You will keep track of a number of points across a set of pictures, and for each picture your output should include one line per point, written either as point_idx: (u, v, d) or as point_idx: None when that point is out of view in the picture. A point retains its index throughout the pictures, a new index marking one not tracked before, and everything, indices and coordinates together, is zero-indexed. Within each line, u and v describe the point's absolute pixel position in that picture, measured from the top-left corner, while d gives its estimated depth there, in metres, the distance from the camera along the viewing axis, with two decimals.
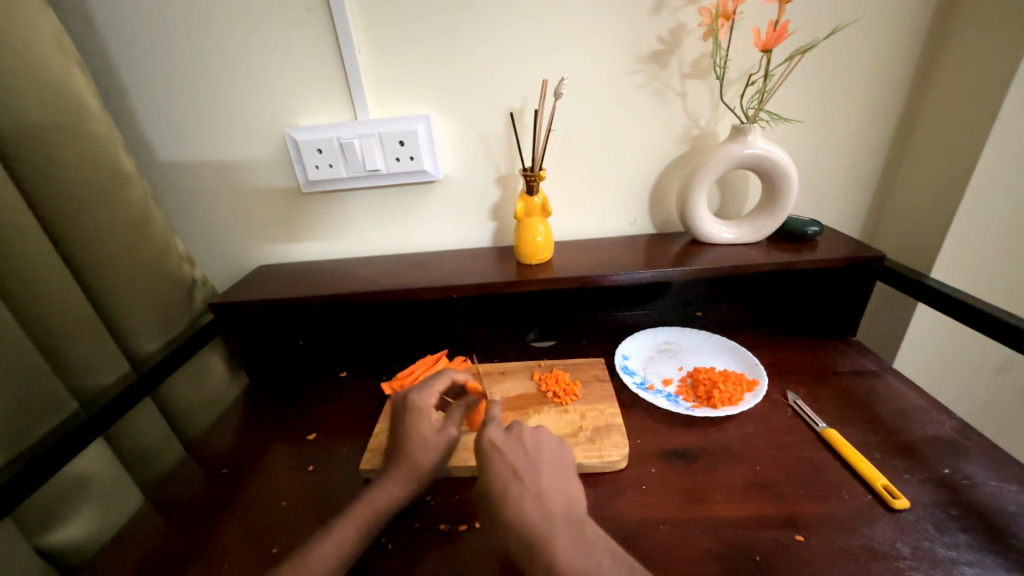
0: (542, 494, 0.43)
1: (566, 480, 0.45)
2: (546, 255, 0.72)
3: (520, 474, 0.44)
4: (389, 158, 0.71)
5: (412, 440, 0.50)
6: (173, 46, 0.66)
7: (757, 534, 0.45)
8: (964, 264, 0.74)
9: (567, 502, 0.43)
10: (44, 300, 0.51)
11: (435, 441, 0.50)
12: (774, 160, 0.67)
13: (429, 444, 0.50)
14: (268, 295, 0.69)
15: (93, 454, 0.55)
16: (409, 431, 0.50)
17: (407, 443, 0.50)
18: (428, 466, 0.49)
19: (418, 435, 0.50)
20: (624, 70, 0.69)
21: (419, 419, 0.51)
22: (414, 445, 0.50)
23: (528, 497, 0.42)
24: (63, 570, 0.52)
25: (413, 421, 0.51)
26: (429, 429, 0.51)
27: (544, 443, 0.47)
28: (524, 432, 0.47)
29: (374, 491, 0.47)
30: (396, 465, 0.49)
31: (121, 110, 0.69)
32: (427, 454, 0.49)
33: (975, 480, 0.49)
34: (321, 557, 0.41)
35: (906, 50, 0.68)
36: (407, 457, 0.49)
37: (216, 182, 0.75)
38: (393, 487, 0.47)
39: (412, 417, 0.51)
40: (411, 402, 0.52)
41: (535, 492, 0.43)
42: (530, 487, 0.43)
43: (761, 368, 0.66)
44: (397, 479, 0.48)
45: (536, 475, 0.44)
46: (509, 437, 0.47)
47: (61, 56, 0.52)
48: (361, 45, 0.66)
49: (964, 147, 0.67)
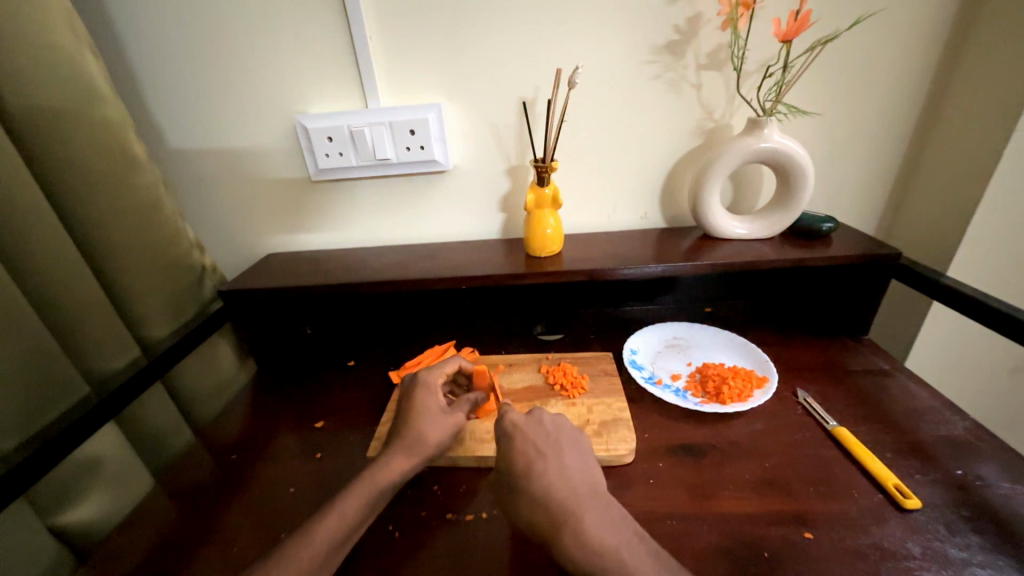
0: (567, 475, 0.43)
1: (586, 461, 0.46)
2: (556, 247, 0.72)
3: (544, 450, 0.45)
4: (400, 148, 0.71)
5: (420, 417, 0.50)
6: (184, 30, 0.65)
7: (765, 530, 0.45)
8: (981, 263, 0.73)
9: (589, 481, 0.44)
10: (57, 281, 0.51)
11: (444, 418, 0.51)
12: (790, 154, 0.66)
13: (437, 420, 0.50)
14: (277, 282, 0.69)
15: (105, 437, 0.55)
16: (419, 408, 0.51)
17: (417, 418, 0.50)
18: (434, 443, 0.49)
19: (427, 411, 0.51)
20: (639, 60, 0.68)
21: (428, 397, 0.52)
22: (425, 419, 0.50)
23: (552, 471, 0.44)
24: (74, 551, 0.53)
25: (422, 397, 0.52)
26: (437, 408, 0.52)
27: (562, 428, 0.49)
28: (543, 417, 0.49)
29: (378, 467, 0.46)
30: (402, 439, 0.49)
31: (133, 95, 0.69)
32: (436, 431, 0.50)
33: (988, 481, 0.49)
34: (325, 530, 0.41)
35: (930, 43, 0.67)
36: (414, 433, 0.49)
37: (225, 169, 0.75)
38: (399, 460, 0.47)
39: (422, 394, 0.53)
40: (420, 380, 0.54)
41: (560, 467, 0.44)
42: (554, 463, 0.44)
43: (771, 365, 0.65)
44: (405, 452, 0.48)
45: (558, 453, 0.45)
46: (531, 419, 0.48)
47: (73, 37, 0.52)
48: (373, 31, 0.66)
49: (987, 143, 0.65)
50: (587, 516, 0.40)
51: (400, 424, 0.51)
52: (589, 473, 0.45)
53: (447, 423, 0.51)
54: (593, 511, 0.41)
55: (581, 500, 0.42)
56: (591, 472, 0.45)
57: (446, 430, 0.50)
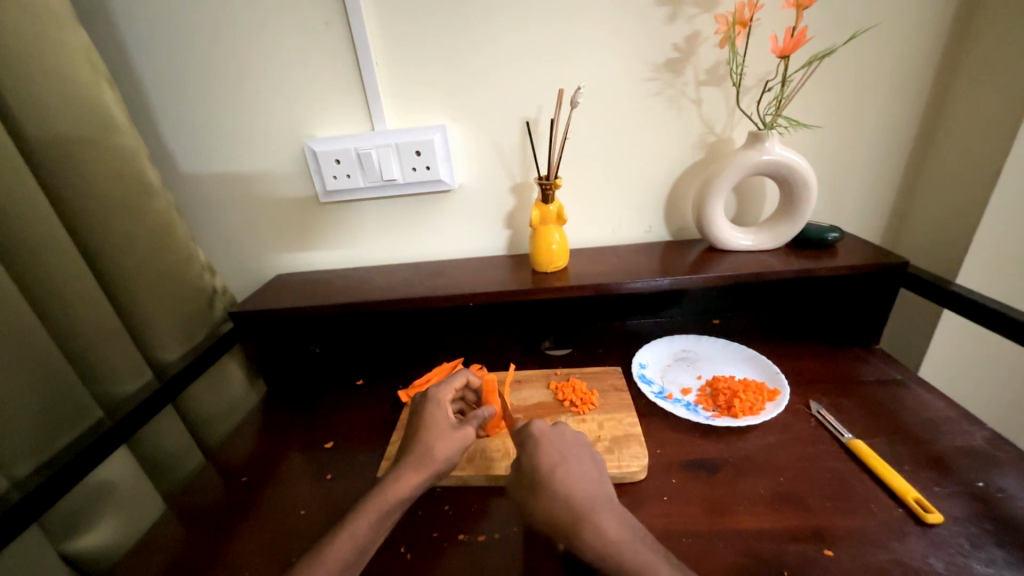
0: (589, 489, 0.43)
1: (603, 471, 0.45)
2: (562, 263, 0.72)
3: (566, 455, 0.45)
4: (406, 168, 0.72)
5: (430, 432, 0.50)
6: (197, 61, 0.67)
7: (784, 547, 0.44)
8: (991, 270, 0.72)
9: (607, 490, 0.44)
10: (73, 305, 0.52)
11: (453, 432, 0.50)
12: (793, 166, 0.67)
13: (447, 434, 0.49)
14: (286, 303, 0.70)
15: (118, 461, 0.56)
16: (428, 422, 0.51)
17: (429, 432, 0.50)
18: (445, 457, 0.48)
19: (438, 427, 0.50)
20: (640, 78, 0.69)
21: (438, 412, 0.52)
22: (436, 434, 0.49)
23: (574, 475, 0.43)
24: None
25: (432, 412, 0.52)
26: (447, 423, 0.51)
27: (576, 437, 0.48)
28: (566, 429, 0.48)
29: (390, 483, 0.46)
30: (413, 454, 0.48)
31: (147, 123, 0.71)
32: (446, 444, 0.49)
33: (1010, 493, 0.48)
34: (337, 553, 0.40)
35: (926, 54, 0.68)
36: (425, 448, 0.48)
37: (236, 193, 0.77)
38: (411, 476, 0.46)
39: (433, 410, 0.52)
40: (431, 396, 0.54)
41: (582, 472, 0.44)
42: (575, 468, 0.44)
43: (782, 377, 0.64)
44: (417, 467, 0.47)
45: (579, 458, 0.45)
46: (551, 430, 0.47)
47: (91, 71, 0.54)
48: (379, 57, 0.67)
49: (989, 151, 0.66)
50: (604, 520, 0.40)
51: (411, 439, 0.50)
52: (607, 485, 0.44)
53: (457, 434, 0.50)
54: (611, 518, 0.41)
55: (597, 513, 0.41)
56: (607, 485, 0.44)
57: (457, 443, 0.49)
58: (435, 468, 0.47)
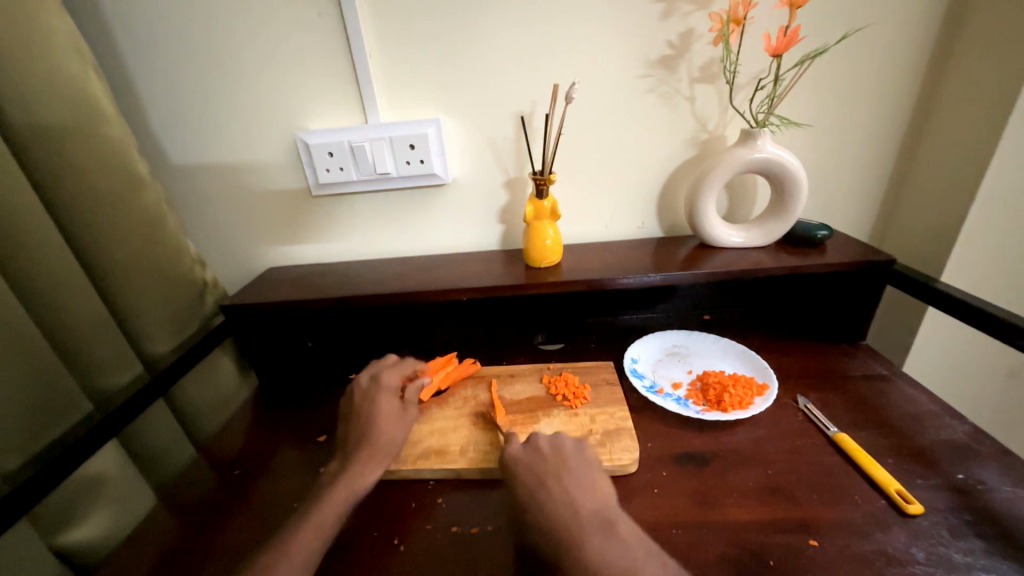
0: (574, 479, 0.45)
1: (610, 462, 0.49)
2: (555, 258, 0.72)
3: (542, 478, 0.45)
4: (400, 161, 0.72)
5: (381, 422, 0.53)
6: (188, 50, 0.66)
7: (771, 538, 0.45)
8: (975, 268, 0.74)
9: (598, 502, 0.43)
10: (60, 298, 0.51)
11: (402, 418, 0.54)
12: (784, 164, 0.67)
13: (398, 421, 0.53)
14: (279, 297, 0.69)
15: (107, 455, 0.55)
16: (377, 411, 0.54)
17: (378, 420, 0.53)
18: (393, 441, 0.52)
19: (386, 415, 0.54)
20: (635, 75, 0.69)
21: (387, 398, 0.55)
22: (387, 421, 0.53)
23: (554, 495, 0.44)
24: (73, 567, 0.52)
25: (380, 398, 0.55)
26: (390, 408, 0.55)
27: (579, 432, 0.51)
28: (540, 445, 0.49)
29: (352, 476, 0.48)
30: (367, 446, 0.51)
31: (135, 112, 0.70)
32: (397, 428, 0.53)
33: (989, 485, 0.49)
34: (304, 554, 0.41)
35: (915, 55, 0.69)
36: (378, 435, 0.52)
37: (227, 185, 0.76)
38: (370, 469, 0.49)
39: (381, 396, 0.56)
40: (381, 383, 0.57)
41: (562, 489, 0.44)
42: (554, 488, 0.44)
43: (771, 372, 0.65)
44: (376, 459, 0.50)
45: (560, 478, 0.45)
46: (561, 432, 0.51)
47: (79, 60, 0.53)
48: (372, 49, 0.67)
49: (974, 151, 0.67)
50: (580, 498, 0.43)
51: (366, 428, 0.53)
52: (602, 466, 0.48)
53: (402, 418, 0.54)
54: (583, 494, 0.44)
55: (583, 522, 0.41)
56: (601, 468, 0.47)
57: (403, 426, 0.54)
58: (392, 452, 0.51)
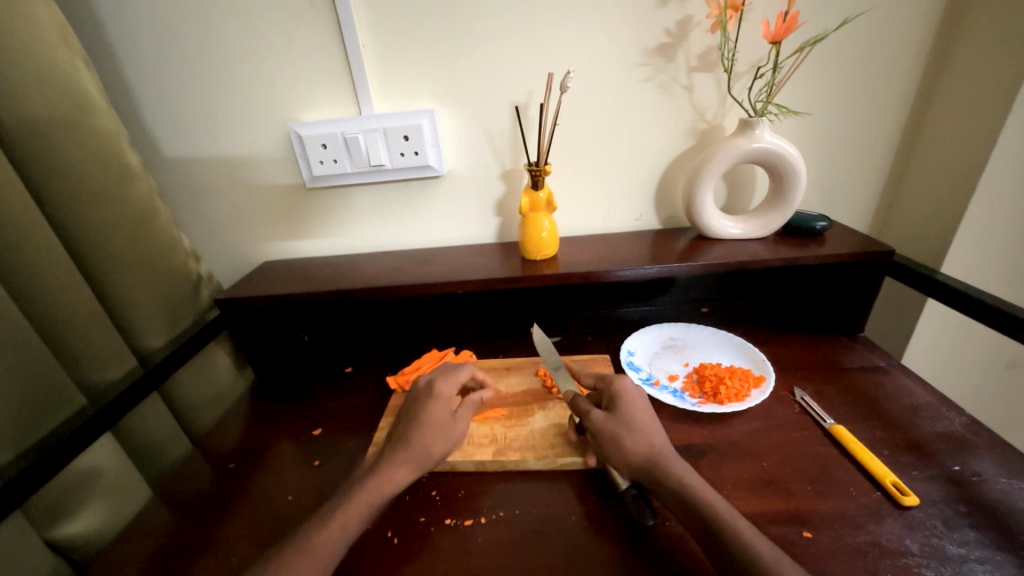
0: (635, 417, 0.49)
1: (661, 433, 0.48)
2: (552, 250, 0.72)
3: (626, 421, 0.48)
4: (394, 153, 0.71)
5: (425, 431, 0.50)
6: (178, 41, 0.66)
7: (765, 530, 0.45)
8: (976, 259, 0.73)
9: (663, 437, 0.48)
10: (51, 292, 0.51)
11: (450, 428, 0.51)
12: (782, 154, 0.66)
13: (443, 433, 0.50)
14: (273, 290, 0.69)
15: (102, 449, 0.55)
16: (427, 418, 0.51)
17: (424, 429, 0.50)
18: (437, 455, 0.49)
19: (432, 423, 0.50)
20: (631, 64, 0.68)
21: (438, 406, 0.52)
22: (432, 434, 0.50)
23: (634, 432, 0.47)
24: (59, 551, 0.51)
25: (433, 405, 0.52)
26: (444, 421, 0.51)
27: (631, 408, 0.50)
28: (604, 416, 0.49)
29: (383, 476, 0.46)
30: (404, 449, 0.48)
31: (127, 105, 0.69)
32: (440, 439, 0.50)
33: (985, 477, 0.49)
34: (326, 542, 0.41)
35: (917, 42, 0.67)
36: (414, 443, 0.49)
37: (220, 178, 0.75)
38: (401, 470, 0.47)
39: (435, 405, 0.52)
40: (435, 390, 0.54)
41: (636, 428, 0.48)
42: (636, 425, 0.48)
43: (768, 364, 0.65)
44: (409, 462, 0.48)
45: (635, 418, 0.49)
46: (610, 417, 0.49)
47: (66, 51, 0.52)
48: (365, 39, 0.66)
49: (976, 141, 0.66)
50: (651, 433, 0.48)
51: (403, 432, 0.50)
52: (645, 439, 0.47)
53: (450, 431, 0.50)
54: (652, 430, 0.48)
55: (664, 456, 0.46)
56: (648, 443, 0.46)
57: (449, 442, 0.50)
58: (426, 463, 0.49)
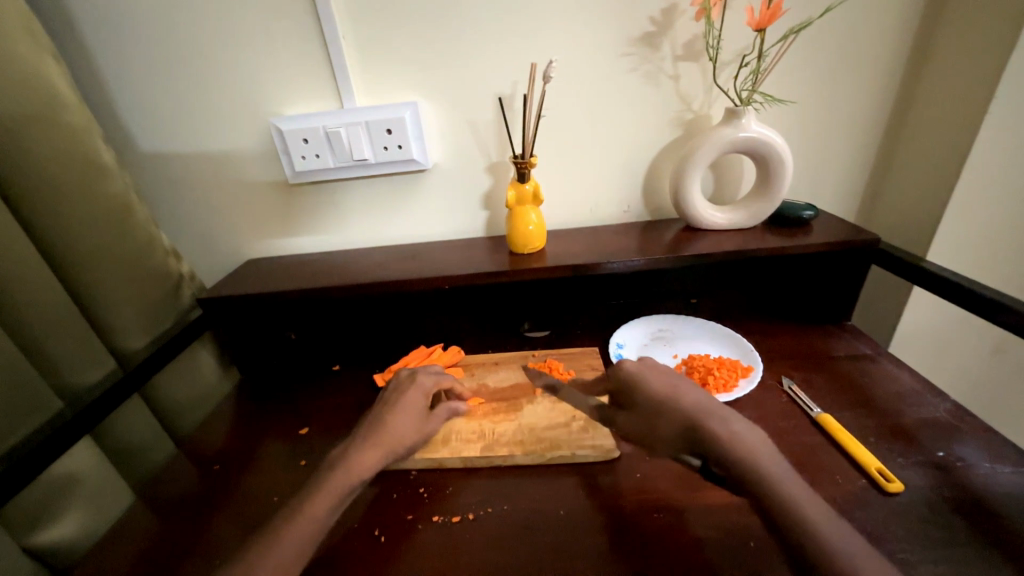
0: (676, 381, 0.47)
1: (703, 391, 0.45)
2: (539, 243, 0.71)
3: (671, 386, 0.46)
4: (377, 147, 0.70)
5: (399, 417, 0.50)
6: (151, 34, 0.64)
7: (752, 520, 0.45)
8: (962, 246, 0.73)
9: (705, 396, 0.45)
10: (25, 293, 0.50)
11: (421, 422, 0.51)
12: (769, 143, 0.66)
13: (416, 423, 0.50)
14: (256, 288, 0.68)
15: (82, 452, 0.54)
16: (401, 404, 0.51)
17: (398, 415, 0.50)
18: (405, 445, 0.49)
19: (407, 408, 0.51)
20: (617, 53, 0.67)
21: (416, 396, 0.52)
22: (406, 420, 0.50)
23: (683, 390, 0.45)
24: (36, 556, 0.50)
25: (409, 392, 0.52)
26: (416, 410, 0.51)
27: (649, 389, 0.47)
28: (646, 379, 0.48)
29: (354, 461, 0.45)
30: (378, 435, 0.48)
31: (101, 101, 0.68)
32: (410, 429, 0.49)
33: (969, 462, 0.49)
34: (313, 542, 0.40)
35: (902, 28, 0.67)
36: (386, 428, 0.48)
37: (201, 174, 0.74)
38: (373, 456, 0.46)
39: (412, 393, 0.52)
40: (417, 380, 0.53)
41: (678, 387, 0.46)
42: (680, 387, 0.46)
43: (755, 354, 0.65)
44: (379, 448, 0.47)
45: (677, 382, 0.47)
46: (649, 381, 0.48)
47: (31, 44, 0.51)
48: (344, 30, 0.64)
49: (960, 129, 0.66)
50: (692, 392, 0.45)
51: (376, 418, 0.50)
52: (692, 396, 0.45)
53: (421, 425, 0.50)
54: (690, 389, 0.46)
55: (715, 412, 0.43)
56: (678, 408, 0.44)
57: (418, 435, 0.50)
58: (394, 451, 0.48)
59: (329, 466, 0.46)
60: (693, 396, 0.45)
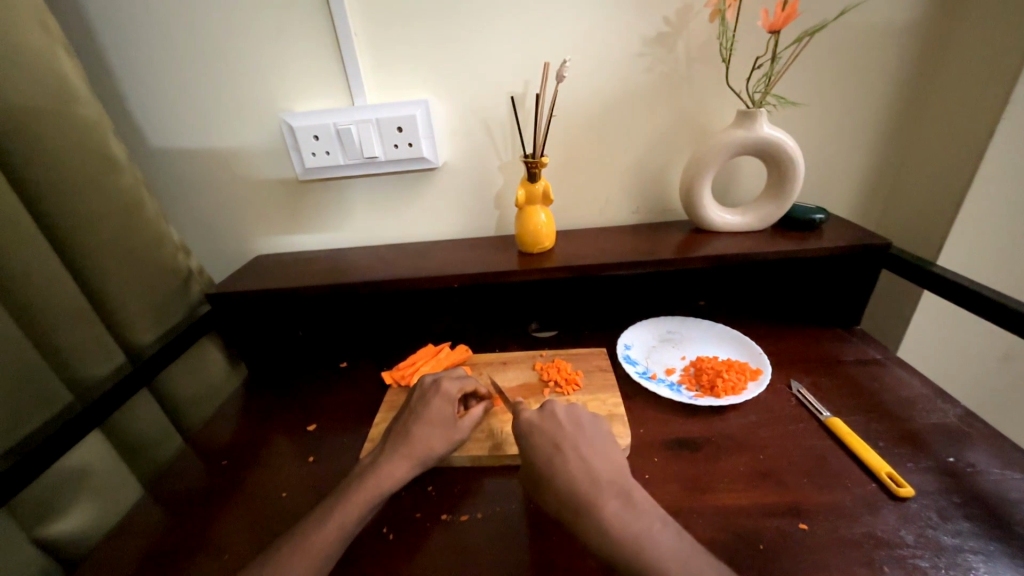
0: (577, 446, 0.45)
1: (590, 462, 0.43)
2: (549, 243, 0.71)
3: (560, 443, 0.45)
4: (387, 145, 0.69)
5: (423, 426, 0.50)
6: (164, 29, 0.64)
7: (761, 522, 0.45)
8: (973, 251, 0.73)
9: (612, 468, 0.43)
10: (37, 284, 0.50)
11: (451, 429, 0.51)
12: (781, 146, 0.66)
13: (445, 430, 0.50)
14: (266, 285, 0.68)
15: (90, 445, 0.54)
16: (427, 414, 0.51)
17: (423, 424, 0.51)
18: (437, 453, 0.49)
19: (433, 417, 0.51)
20: (629, 54, 0.67)
21: (440, 404, 0.52)
22: (432, 430, 0.50)
23: (572, 461, 0.44)
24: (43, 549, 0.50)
25: (433, 401, 0.53)
26: (442, 418, 0.51)
27: (541, 447, 0.46)
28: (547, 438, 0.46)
29: (383, 471, 0.46)
30: (405, 444, 0.49)
31: (113, 96, 0.68)
32: (439, 437, 0.50)
33: (980, 467, 0.49)
34: (324, 540, 0.40)
35: (918, 31, 0.66)
36: (412, 439, 0.49)
37: (211, 170, 0.74)
38: (403, 464, 0.47)
39: (436, 401, 0.53)
40: (441, 388, 0.54)
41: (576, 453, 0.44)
42: (571, 453, 0.44)
43: (764, 357, 0.65)
44: (408, 457, 0.48)
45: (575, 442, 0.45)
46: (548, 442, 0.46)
47: (45, 37, 0.51)
48: (358, 26, 0.64)
49: (975, 133, 0.65)
50: (595, 463, 0.43)
51: (401, 429, 0.51)
52: (587, 470, 0.43)
53: (450, 431, 0.51)
54: (595, 458, 0.44)
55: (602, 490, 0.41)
56: (569, 484, 0.42)
57: (450, 441, 0.50)
58: (426, 460, 0.49)
59: (356, 476, 0.47)
60: (580, 471, 0.43)
